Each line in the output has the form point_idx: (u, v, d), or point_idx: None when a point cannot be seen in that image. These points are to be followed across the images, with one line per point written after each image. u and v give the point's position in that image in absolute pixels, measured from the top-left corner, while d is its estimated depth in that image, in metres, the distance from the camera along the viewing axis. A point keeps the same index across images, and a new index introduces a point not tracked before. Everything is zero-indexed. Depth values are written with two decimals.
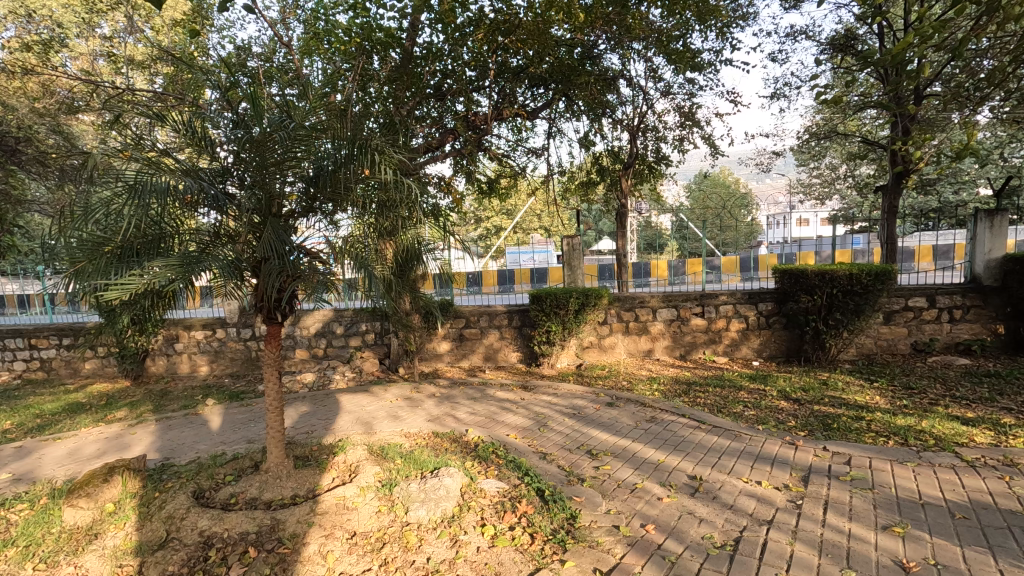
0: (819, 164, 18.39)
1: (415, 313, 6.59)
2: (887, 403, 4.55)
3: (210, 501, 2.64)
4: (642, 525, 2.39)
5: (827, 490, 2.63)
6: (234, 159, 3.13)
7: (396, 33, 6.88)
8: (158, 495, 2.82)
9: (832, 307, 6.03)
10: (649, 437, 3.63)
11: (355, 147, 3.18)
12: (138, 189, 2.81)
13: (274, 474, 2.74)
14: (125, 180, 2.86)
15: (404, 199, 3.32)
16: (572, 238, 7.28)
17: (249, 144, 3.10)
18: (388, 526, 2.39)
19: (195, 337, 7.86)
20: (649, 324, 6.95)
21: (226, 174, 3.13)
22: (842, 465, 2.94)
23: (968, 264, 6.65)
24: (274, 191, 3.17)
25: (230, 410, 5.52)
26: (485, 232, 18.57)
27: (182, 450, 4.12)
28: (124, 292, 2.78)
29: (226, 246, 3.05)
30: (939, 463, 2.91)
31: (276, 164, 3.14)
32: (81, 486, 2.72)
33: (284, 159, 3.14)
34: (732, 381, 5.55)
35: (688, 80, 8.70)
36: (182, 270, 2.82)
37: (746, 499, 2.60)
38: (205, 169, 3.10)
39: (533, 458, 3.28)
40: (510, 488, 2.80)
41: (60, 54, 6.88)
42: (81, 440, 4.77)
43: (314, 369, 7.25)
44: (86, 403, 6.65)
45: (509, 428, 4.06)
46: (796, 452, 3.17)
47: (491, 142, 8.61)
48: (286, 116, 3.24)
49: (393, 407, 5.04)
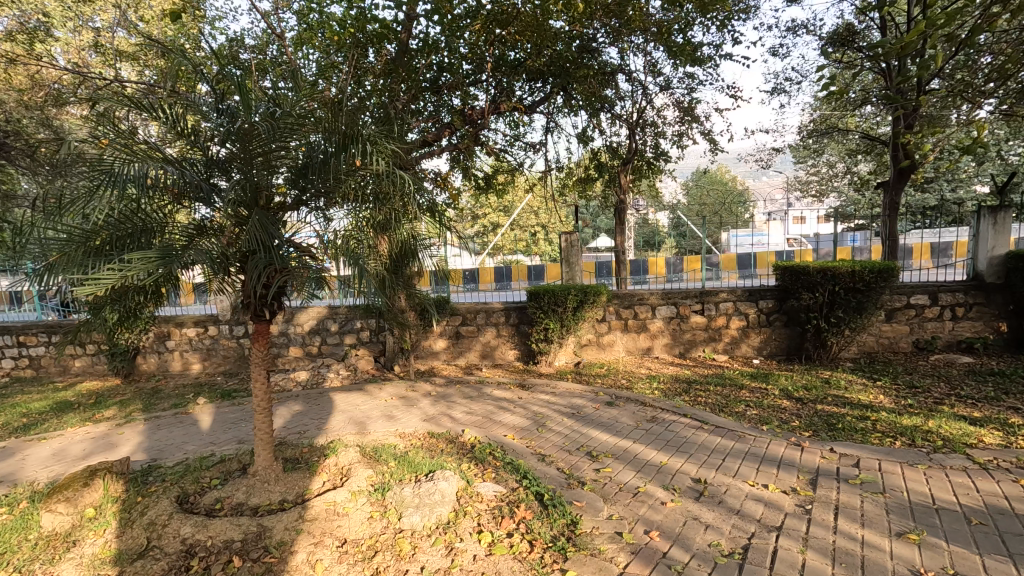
0: (817, 161, 18.35)
1: (411, 310, 6.48)
2: (891, 402, 4.47)
3: (194, 506, 2.53)
4: (646, 532, 2.30)
5: (837, 494, 2.54)
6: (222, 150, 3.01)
7: (391, 25, 6.75)
8: (141, 499, 2.72)
9: (835, 304, 5.93)
10: (650, 437, 3.54)
11: (347, 137, 3.06)
12: (113, 176, 2.72)
13: (262, 478, 2.63)
14: (102, 166, 2.77)
15: (399, 190, 3.18)
16: (570, 234, 7.18)
17: (235, 134, 2.96)
18: (380, 533, 2.28)
19: (187, 335, 7.73)
20: (648, 321, 6.86)
21: (213, 165, 3.02)
22: (850, 467, 2.84)
23: (970, 261, 6.57)
24: (262, 184, 3.05)
25: (222, 409, 5.40)
26: (481, 229, 18.46)
27: (170, 451, 4.02)
28: (97, 287, 2.60)
29: (210, 239, 2.94)
30: (951, 465, 2.82)
31: (264, 156, 3.02)
32: (60, 490, 2.62)
33: (273, 150, 3.02)
34: (733, 379, 5.46)
35: (687, 74, 8.60)
36: (158, 262, 2.69)
37: (753, 503, 2.51)
38: (190, 160, 2.99)
39: (531, 459, 3.18)
40: (508, 492, 2.70)
41: (47, 45, 6.73)
42: (67, 440, 4.65)
43: (308, 368, 7.13)
44: (74, 402, 6.52)
45: (506, 428, 3.96)
46: (802, 454, 3.08)
47: (489, 137, 8.48)
48: (275, 105, 3.08)
49: (388, 407, 4.93)
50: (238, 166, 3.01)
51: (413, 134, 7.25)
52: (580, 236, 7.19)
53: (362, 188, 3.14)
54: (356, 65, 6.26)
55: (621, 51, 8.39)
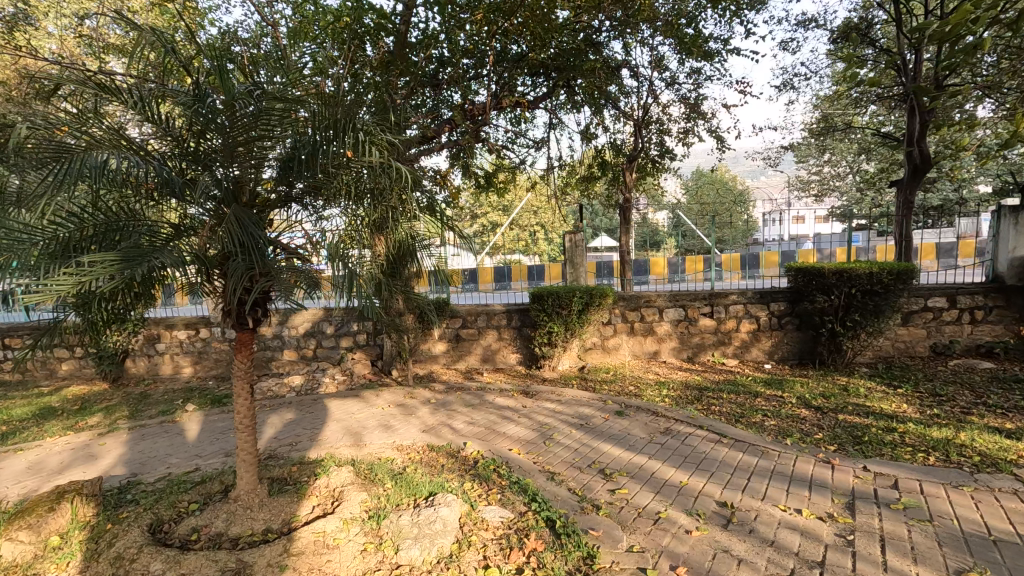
0: (819, 159, 18.17)
1: (410, 313, 6.24)
2: (917, 412, 4.24)
3: (168, 537, 2.28)
4: (672, 567, 2.06)
5: (880, 522, 2.31)
6: (196, 139, 2.69)
7: (390, 17, 6.50)
8: (112, 526, 2.47)
9: (852, 307, 5.69)
10: (666, 452, 3.29)
11: (337, 124, 2.77)
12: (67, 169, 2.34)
13: (243, 504, 2.38)
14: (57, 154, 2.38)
15: (394, 185, 2.93)
16: (574, 234, 6.95)
17: (211, 121, 2.64)
18: (375, 570, 2.04)
19: (178, 337, 7.48)
20: (655, 324, 6.62)
21: (188, 155, 2.70)
22: (889, 489, 2.62)
23: (990, 262, 6.34)
24: (242, 178, 2.78)
25: (211, 417, 5.15)
26: (481, 229, 18.23)
27: (152, 465, 3.78)
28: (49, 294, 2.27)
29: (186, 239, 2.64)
30: (999, 487, 2.58)
31: (246, 147, 2.72)
32: (22, 516, 2.36)
33: (256, 140, 2.71)
34: (747, 386, 5.22)
35: (694, 70, 8.37)
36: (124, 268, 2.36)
37: (787, 533, 2.27)
38: (161, 152, 2.67)
39: (539, 478, 2.94)
40: (515, 518, 2.46)
41: (31, 37, 6.47)
42: (45, 451, 4.40)
43: (303, 372, 6.88)
44: (58, 408, 6.26)
45: (511, 441, 3.72)
46: (833, 473, 2.85)
47: (490, 133, 8.23)
48: (256, 87, 2.73)
49: (385, 415, 4.69)
50: (218, 161, 2.71)
51: (412, 130, 7.00)
52: (585, 236, 6.95)
53: (358, 183, 2.88)
54: (354, 58, 6.01)
55: (626, 46, 8.16)
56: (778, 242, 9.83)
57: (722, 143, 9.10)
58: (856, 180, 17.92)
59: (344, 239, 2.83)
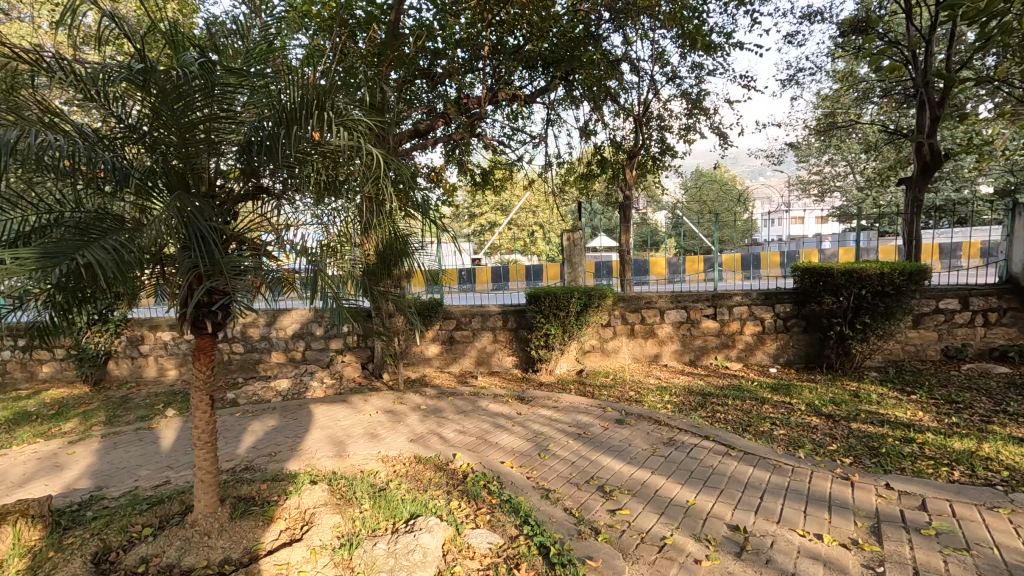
0: (821, 158, 17.97)
1: (401, 315, 6.00)
2: (935, 421, 4.00)
3: (113, 568, 2.06)
4: None
5: (911, 552, 2.07)
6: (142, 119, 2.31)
7: (382, 7, 6.27)
8: (57, 552, 2.22)
9: (861, 309, 5.45)
10: (671, 466, 3.05)
11: (304, 100, 2.33)
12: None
13: (201, 530, 2.18)
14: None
15: (372, 174, 2.55)
16: (572, 233, 6.71)
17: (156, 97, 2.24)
18: None
19: (162, 338, 7.22)
20: (656, 326, 6.39)
21: (133, 136, 2.32)
22: (917, 511, 2.38)
23: (1003, 262, 6.13)
24: (203, 166, 2.46)
25: (190, 424, 4.88)
26: (479, 228, 18.03)
27: (119, 478, 3.54)
28: None
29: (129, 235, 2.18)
30: None
31: (204, 128, 2.36)
32: None
33: (211, 118, 2.35)
34: (752, 391, 4.98)
35: (695, 64, 8.15)
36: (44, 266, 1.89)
37: (808, 563, 2.03)
38: (107, 134, 2.32)
39: (533, 496, 2.70)
40: (505, 544, 2.23)
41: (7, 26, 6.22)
42: (10, 461, 4.14)
43: (291, 376, 6.63)
44: (34, 412, 6.00)
45: (503, 452, 3.47)
46: (853, 492, 2.61)
47: (486, 129, 7.99)
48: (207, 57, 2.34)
49: (373, 423, 4.44)
50: (170, 148, 2.34)
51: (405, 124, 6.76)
52: (583, 235, 6.71)
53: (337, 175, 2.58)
54: (343, 49, 5.76)
55: (626, 39, 7.92)
56: (778, 242, 9.60)
57: (724, 140, 8.86)
58: (858, 179, 17.73)
59: (344, 238, 2.72)
